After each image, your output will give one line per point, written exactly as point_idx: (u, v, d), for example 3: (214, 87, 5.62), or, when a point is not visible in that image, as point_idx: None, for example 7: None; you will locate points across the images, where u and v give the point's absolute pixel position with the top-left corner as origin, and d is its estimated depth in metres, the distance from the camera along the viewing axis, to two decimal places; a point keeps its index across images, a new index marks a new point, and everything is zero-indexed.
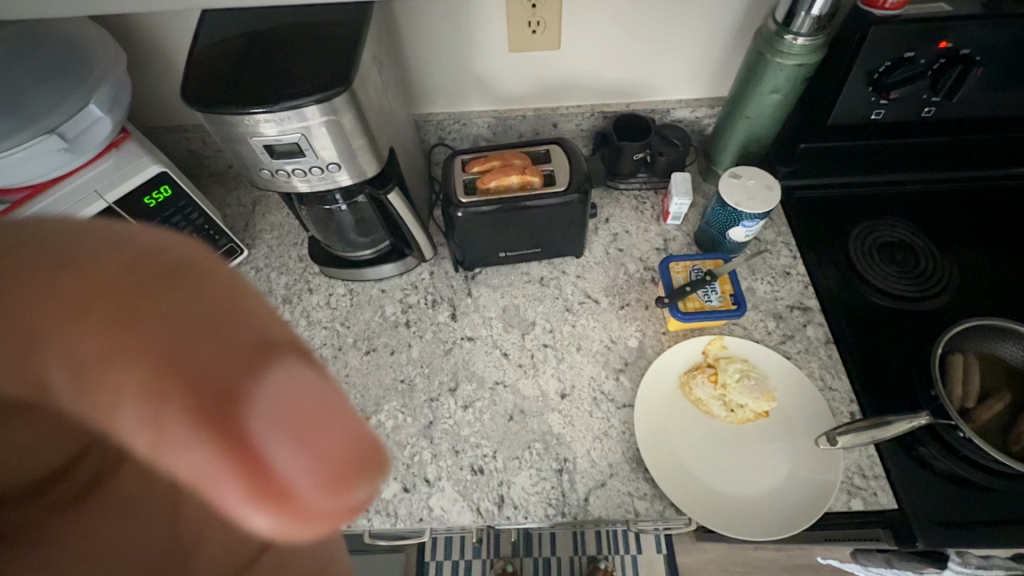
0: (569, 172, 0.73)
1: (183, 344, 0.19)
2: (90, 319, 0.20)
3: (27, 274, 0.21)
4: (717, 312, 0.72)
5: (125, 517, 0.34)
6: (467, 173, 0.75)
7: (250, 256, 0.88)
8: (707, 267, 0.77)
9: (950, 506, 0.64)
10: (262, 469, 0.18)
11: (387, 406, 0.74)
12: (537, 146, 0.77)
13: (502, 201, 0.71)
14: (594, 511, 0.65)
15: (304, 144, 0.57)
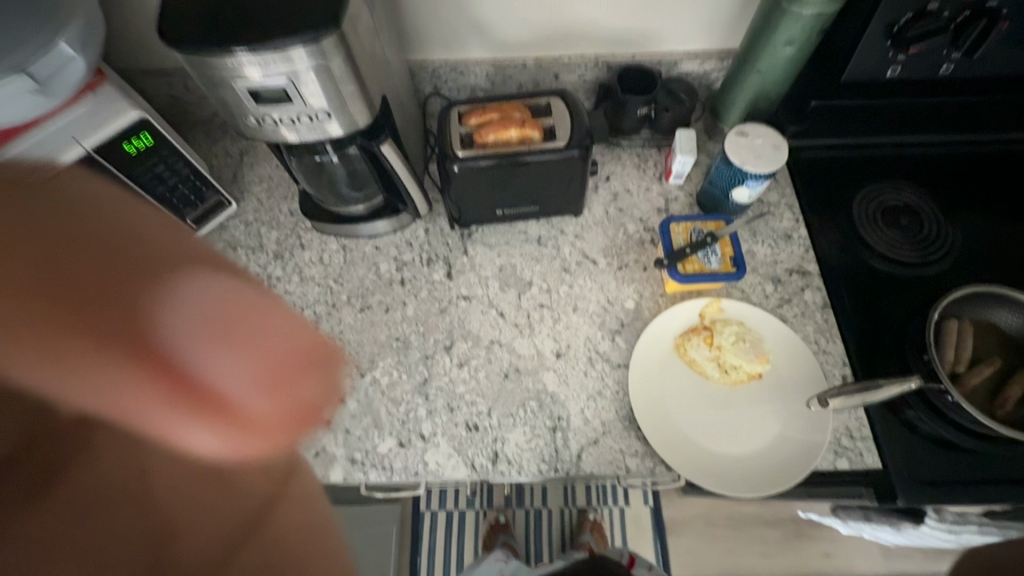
0: (570, 126, 0.70)
1: (135, 310, 0.36)
2: (83, 311, 0.35)
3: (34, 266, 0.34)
4: (716, 274, 0.71)
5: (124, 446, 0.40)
6: (463, 126, 0.72)
7: (239, 208, 0.85)
8: (708, 228, 0.75)
9: (933, 467, 0.66)
10: (204, 387, 0.36)
11: (382, 363, 0.74)
12: (537, 98, 0.74)
13: (500, 156, 0.68)
14: (586, 467, 0.67)
15: (291, 91, 0.54)
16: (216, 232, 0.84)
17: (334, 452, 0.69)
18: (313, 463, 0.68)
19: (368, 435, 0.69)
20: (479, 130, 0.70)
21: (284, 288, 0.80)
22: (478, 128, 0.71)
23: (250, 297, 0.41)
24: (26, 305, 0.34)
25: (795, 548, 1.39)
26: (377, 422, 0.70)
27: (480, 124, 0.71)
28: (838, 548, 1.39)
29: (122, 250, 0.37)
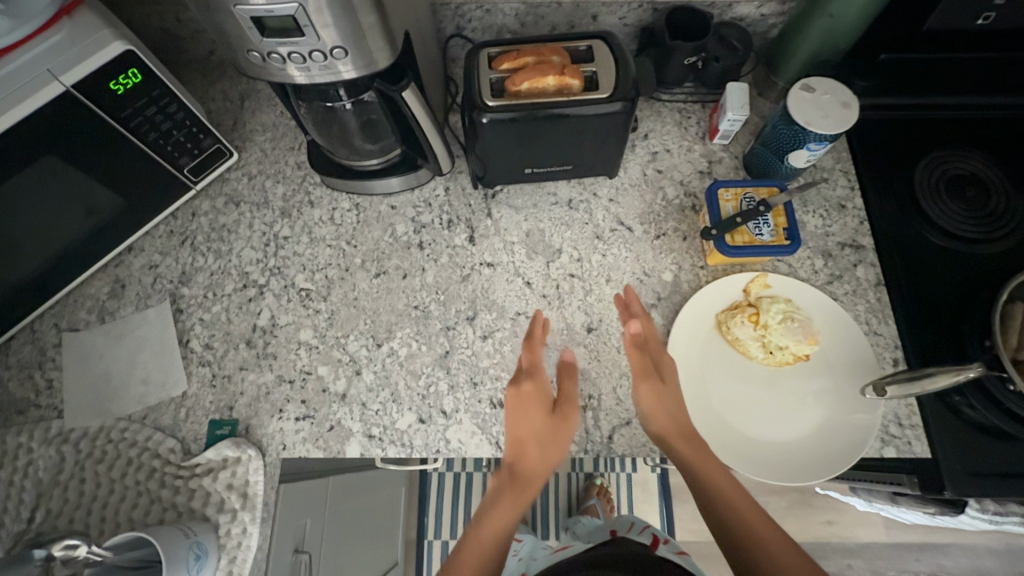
0: (614, 75, 0.62)
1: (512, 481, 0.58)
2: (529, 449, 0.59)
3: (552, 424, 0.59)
4: (768, 247, 0.65)
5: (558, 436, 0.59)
6: (494, 71, 0.63)
7: (242, 159, 0.78)
8: (760, 195, 0.67)
9: (987, 458, 0.62)
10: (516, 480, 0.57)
11: (400, 332, 0.69)
12: (577, 40, 0.65)
13: (536, 108, 0.60)
14: (618, 449, 0.63)
15: (303, 20, 0.45)
16: (216, 184, 0.77)
17: (350, 427, 0.65)
18: (327, 438, 0.64)
19: (386, 410, 0.65)
20: (513, 76, 0.62)
21: (293, 250, 0.73)
22: (511, 74, 0.62)
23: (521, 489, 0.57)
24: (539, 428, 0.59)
25: (798, 517, 1.40)
26: (395, 396, 0.66)
27: (513, 70, 0.63)
28: (841, 518, 1.40)
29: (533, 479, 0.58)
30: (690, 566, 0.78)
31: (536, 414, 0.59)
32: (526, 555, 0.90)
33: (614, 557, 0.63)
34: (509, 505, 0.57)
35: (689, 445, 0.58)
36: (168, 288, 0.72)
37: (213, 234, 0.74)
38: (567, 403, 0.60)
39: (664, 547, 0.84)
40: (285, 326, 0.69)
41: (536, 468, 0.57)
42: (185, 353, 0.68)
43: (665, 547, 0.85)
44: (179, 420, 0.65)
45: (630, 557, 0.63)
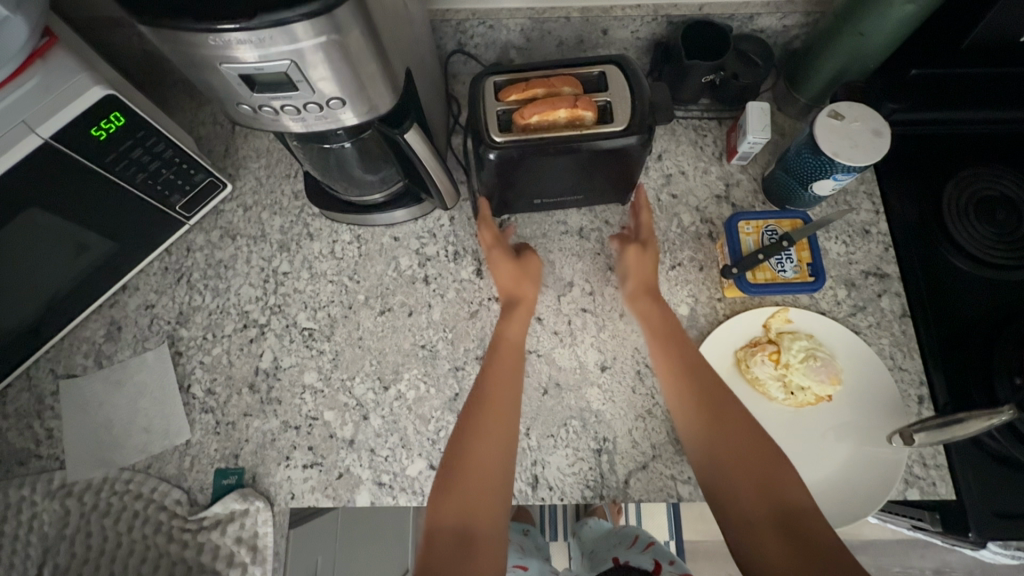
0: (629, 106, 0.58)
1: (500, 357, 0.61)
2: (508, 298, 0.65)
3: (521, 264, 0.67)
4: (791, 284, 0.64)
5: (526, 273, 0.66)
6: (502, 102, 0.59)
7: (236, 189, 0.75)
8: (783, 228, 0.66)
9: (1015, 497, 0.60)
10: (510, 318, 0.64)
11: (407, 374, 0.67)
12: (590, 65, 0.61)
13: (546, 143, 0.57)
14: (634, 494, 0.62)
15: (296, 75, 0.42)
16: (210, 217, 0.73)
17: (359, 474, 0.63)
18: (336, 486, 0.63)
19: (396, 456, 0.64)
20: (521, 108, 0.58)
21: (293, 286, 0.71)
22: (520, 106, 0.58)
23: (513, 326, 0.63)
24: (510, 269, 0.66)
25: None
26: (404, 441, 0.64)
27: (521, 101, 0.59)
28: None
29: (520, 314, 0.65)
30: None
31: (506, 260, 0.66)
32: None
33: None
34: (516, 325, 0.64)
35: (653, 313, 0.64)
36: (166, 330, 0.69)
37: (209, 271, 0.72)
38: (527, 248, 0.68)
39: (667, 569, 0.81)
40: (289, 368, 0.67)
41: (526, 295, 0.65)
42: (186, 399, 0.67)
43: (669, 568, 0.82)
44: (184, 469, 0.64)
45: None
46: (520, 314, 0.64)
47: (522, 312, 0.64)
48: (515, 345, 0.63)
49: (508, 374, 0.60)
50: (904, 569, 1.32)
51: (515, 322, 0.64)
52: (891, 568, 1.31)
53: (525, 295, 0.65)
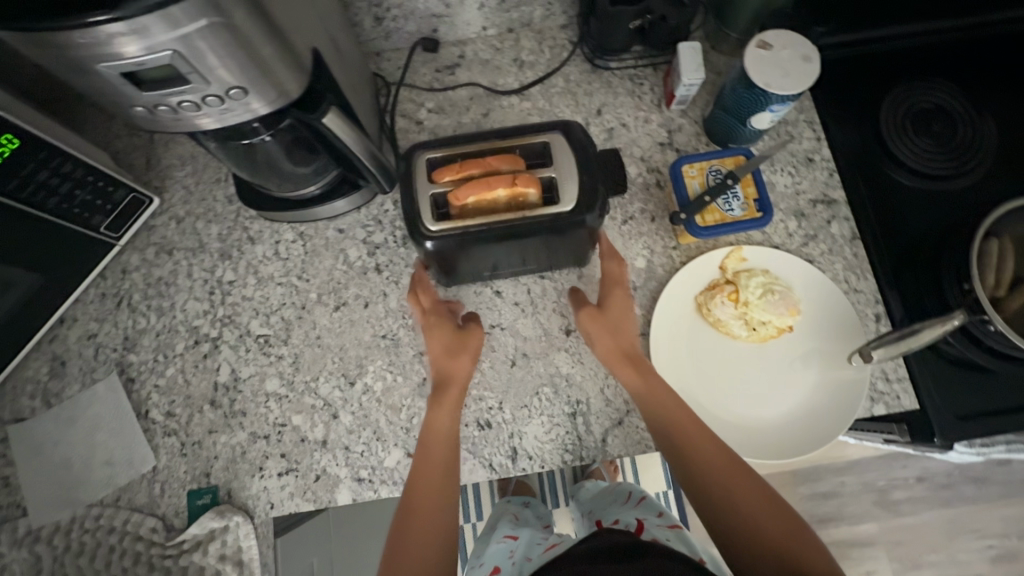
0: (575, 180, 0.53)
1: (445, 406, 0.58)
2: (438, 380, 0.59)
3: (457, 341, 0.60)
4: (741, 222, 0.64)
5: (461, 352, 0.59)
6: (436, 184, 0.54)
7: (165, 202, 0.71)
8: (727, 166, 0.65)
9: (968, 397, 0.63)
10: (437, 399, 0.58)
11: (372, 366, 0.65)
12: (531, 135, 0.55)
13: (486, 228, 0.52)
14: (613, 451, 0.62)
15: (184, 67, 0.39)
16: (142, 235, 0.70)
17: (336, 473, 0.62)
18: (315, 488, 0.62)
19: (372, 449, 0.63)
20: (456, 189, 0.53)
21: (241, 294, 0.68)
22: (456, 187, 0.53)
23: (445, 411, 0.57)
24: (441, 351, 0.59)
25: None
26: (378, 434, 0.63)
27: (457, 183, 0.53)
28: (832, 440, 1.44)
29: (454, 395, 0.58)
30: (679, 543, 0.79)
31: (438, 337, 0.60)
32: (523, 554, 0.90)
33: (609, 554, 0.65)
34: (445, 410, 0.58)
35: (633, 371, 0.58)
36: (114, 358, 0.66)
37: (150, 290, 0.68)
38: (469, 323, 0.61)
39: (653, 526, 0.83)
40: (249, 378, 0.65)
41: (454, 378, 0.58)
42: (146, 425, 0.64)
43: (654, 524, 0.84)
44: (155, 496, 0.62)
45: (624, 552, 0.65)
46: (450, 398, 0.58)
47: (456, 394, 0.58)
48: (450, 439, 0.56)
49: (447, 422, 0.57)
50: (889, 481, 1.37)
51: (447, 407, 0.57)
52: (877, 483, 1.37)
53: (454, 380, 0.58)
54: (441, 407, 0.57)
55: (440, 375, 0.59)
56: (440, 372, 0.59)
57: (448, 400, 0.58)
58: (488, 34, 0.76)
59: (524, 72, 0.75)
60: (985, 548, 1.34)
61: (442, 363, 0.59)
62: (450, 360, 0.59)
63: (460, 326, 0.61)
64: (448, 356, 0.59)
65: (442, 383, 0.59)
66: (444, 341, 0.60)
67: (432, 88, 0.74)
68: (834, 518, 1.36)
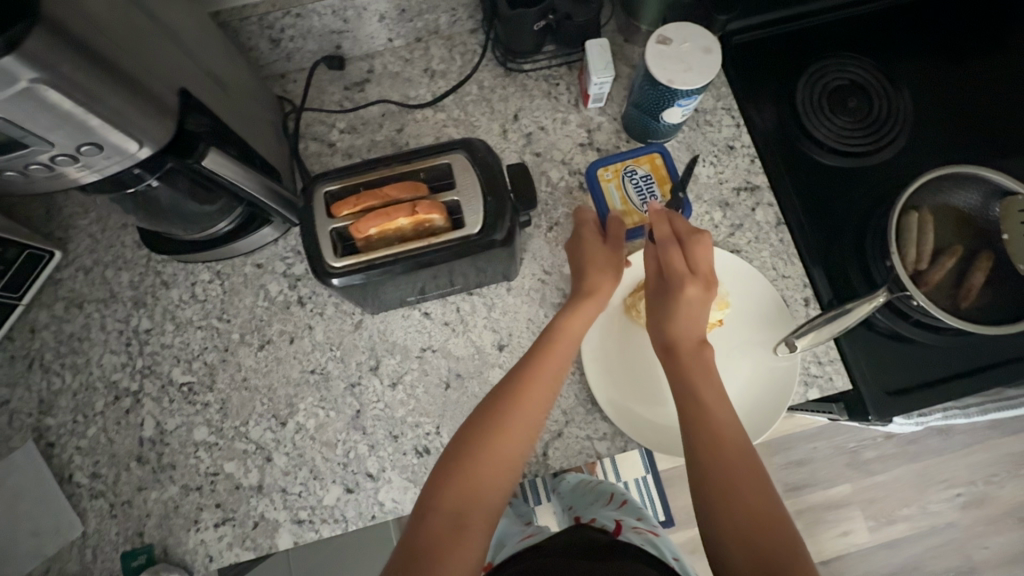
0: (480, 202, 0.51)
1: (581, 306, 0.59)
2: (582, 281, 0.60)
3: (609, 253, 0.61)
4: None
5: (606, 263, 0.61)
6: (336, 219, 0.51)
7: (70, 253, 0.68)
8: (641, 165, 0.67)
9: (900, 372, 0.64)
10: (586, 299, 0.59)
11: (303, 404, 0.63)
12: (432, 157, 0.53)
13: (393, 258, 0.50)
14: (555, 464, 0.61)
15: (17, 130, 0.37)
16: (49, 290, 0.66)
17: (275, 518, 0.60)
18: (254, 536, 0.60)
19: (309, 489, 0.61)
20: (357, 222, 0.50)
21: (159, 342, 0.65)
22: (357, 220, 0.51)
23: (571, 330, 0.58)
24: (593, 260, 0.61)
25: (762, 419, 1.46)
26: (315, 472, 0.61)
27: (357, 216, 0.51)
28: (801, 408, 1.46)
29: (591, 295, 0.59)
30: (652, 547, 0.79)
31: (591, 248, 0.62)
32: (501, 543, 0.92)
33: (558, 551, 0.64)
34: (581, 317, 0.59)
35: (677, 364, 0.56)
36: (30, 423, 0.63)
37: (62, 347, 0.65)
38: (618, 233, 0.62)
39: (629, 528, 0.84)
40: (176, 429, 0.63)
41: (598, 289, 0.60)
42: (70, 490, 0.61)
43: (630, 527, 0.84)
44: (88, 562, 0.60)
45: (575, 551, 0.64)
46: (587, 306, 0.59)
47: (593, 304, 0.59)
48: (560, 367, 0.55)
49: (569, 341, 0.57)
50: (859, 443, 1.40)
51: (578, 315, 0.59)
52: (847, 445, 1.40)
53: (600, 289, 0.60)
54: (581, 309, 0.59)
55: (585, 285, 0.60)
56: (585, 274, 0.61)
57: (586, 303, 0.59)
58: (395, 45, 0.74)
59: (436, 82, 0.73)
60: (955, 496, 1.38)
61: (592, 268, 0.61)
62: (600, 265, 0.61)
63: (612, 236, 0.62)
64: (603, 269, 0.61)
65: (586, 290, 0.60)
66: (596, 257, 0.61)
67: (342, 107, 0.72)
68: (809, 485, 1.39)
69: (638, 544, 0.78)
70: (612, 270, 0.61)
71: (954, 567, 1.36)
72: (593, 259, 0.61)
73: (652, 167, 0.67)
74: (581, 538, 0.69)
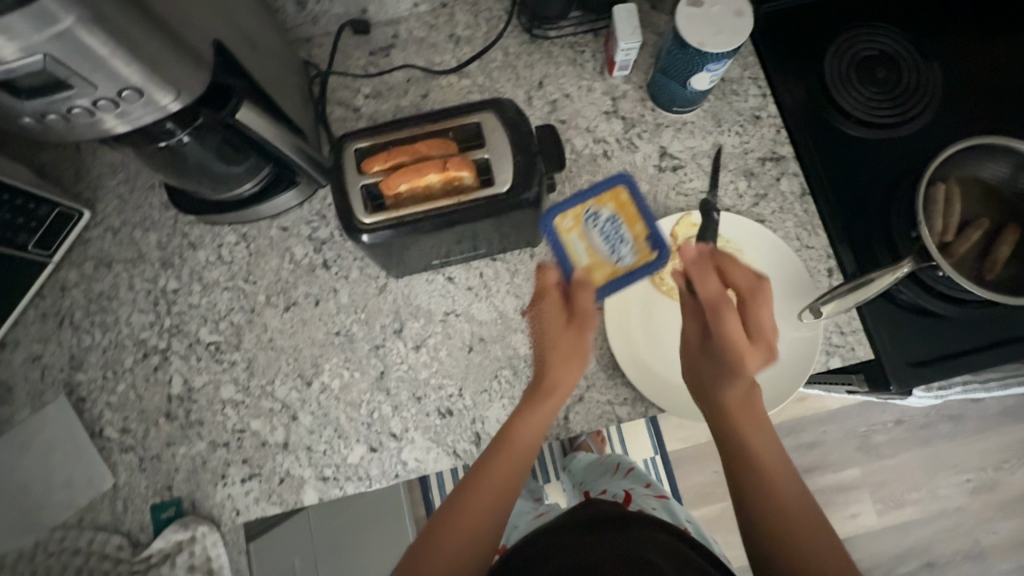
0: (510, 162, 0.51)
1: (539, 396, 0.56)
2: (546, 364, 0.57)
3: (574, 334, 0.57)
4: (635, 269, 0.61)
5: (575, 342, 0.57)
6: (367, 175, 0.52)
7: (99, 213, 0.69)
8: (604, 208, 0.62)
9: (922, 344, 0.64)
10: (545, 388, 0.56)
11: (328, 364, 0.64)
12: (462, 116, 0.53)
13: (422, 215, 0.51)
14: (576, 427, 0.62)
15: (61, 71, 0.37)
16: (78, 249, 0.67)
17: (300, 475, 0.61)
18: (280, 491, 0.61)
19: (334, 447, 0.62)
20: (388, 178, 0.51)
21: (187, 302, 0.66)
22: (387, 177, 0.51)
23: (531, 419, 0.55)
24: (559, 340, 0.57)
25: None
26: (339, 432, 0.62)
27: (388, 172, 0.51)
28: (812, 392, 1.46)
29: (548, 386, 0.56)
30: (665, 512, 0.82)
31: (556, 325, 0.57)
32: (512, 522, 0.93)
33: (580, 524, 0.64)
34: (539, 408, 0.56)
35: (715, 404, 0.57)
36: (62, 378, 0.65)
37: (92, 306, 0.66)
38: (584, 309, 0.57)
39: (640, 496, 0.86)
40: (203, 387, 0.64)
41: (559, 378, 0.56)
42: (101, 443, 0.63)
43: (641, 494, 0.87)
44: (119, 513, 0.61)
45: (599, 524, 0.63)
46: (545, 398, 0.56)
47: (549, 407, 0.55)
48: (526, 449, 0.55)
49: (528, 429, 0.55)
50: (870, 427, 1.41)
51: (530, 422, 0.55)
52: (858, 429, 1.40)
53: (562, 372, 0.56)
54: (541, 396, 0.56)
55: (549, 371, 0.56)
56: (551, 354, 0.57)
57: (545, 394, 0.56)
58: (420, 11, 0.73)
59: (461, 48, 0.72)
60: (964, 481, 1.39)
61: (557, 349, 0.57)
62: (564, 347, 0.57)
63: (577, 311, 0.58)
64: (565, 355, 0.57)
65: (548, 379, 0.56)
66: (562, 335, 0.57)
67: (367, 72, 0.72)
68: (818, 468, 1.39)
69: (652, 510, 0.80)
70: (578, 350, 0.57)
71: (962, 551, 1.37)
72: (558, 345, 0.57)
73: (617, 203, 0.63)
74: (603, 505, 0.71)
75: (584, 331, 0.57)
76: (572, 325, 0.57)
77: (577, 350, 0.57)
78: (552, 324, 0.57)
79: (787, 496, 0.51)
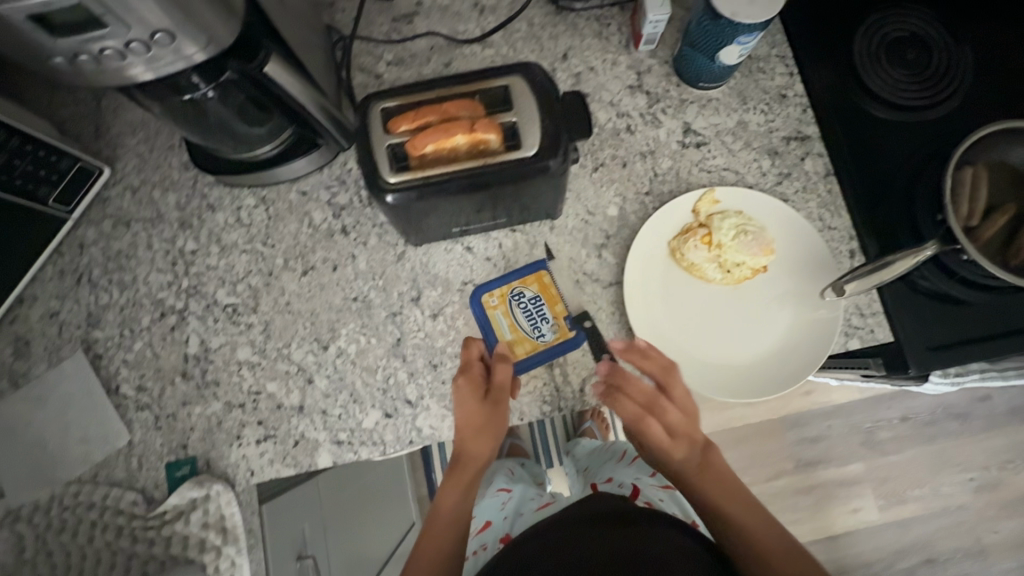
0: (537, 125, 0.51)
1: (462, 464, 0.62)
2: (464, 438, 0.60)
3: (485, 415, 0.59)
4: (552, 348, 0.62)
5: (483, 425, 0.59)
6: (393, 134, 0.51)
7: (118, 171, 0.68)
8: (528, 288, 0.63)
9: (944, 329, 0.64)
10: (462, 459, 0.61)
11: (344, 329, 0.64)
12: (489, 79, 0.53)
13: (448, 176, 0.50)
14: (592, 399, 0.62)
15: (96, 7, 0.36)
16: (96, 207, 0.67)
17: (315, 438, 0.62)
18: (295, 453, 0.61)
19: (350, 412, 0.62)
20: (414, 138, 0.50)
21: (205, 264, 0.66)
22: (414, 137, 0.51)
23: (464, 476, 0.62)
24: (473, 421, 0.59)
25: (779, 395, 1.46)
26: (355, 396, 0.62)
27: (414, 132, 0.51)
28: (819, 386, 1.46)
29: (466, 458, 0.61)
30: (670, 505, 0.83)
31: (467, 406, 0.59)
32: (516, 508, 0.92)
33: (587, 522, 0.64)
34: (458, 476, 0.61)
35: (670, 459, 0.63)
36: (79, 335, 0.65)
37: (110, 264, 0.66)
38: (499, 390, 0.59)
39: (646, 486, 0.86)
40: (220, 348, 0.64)
41: (474, 451, 0.61)
42: (118, 400, 0.63)
43: (647, 485, 0.87)
44: (133, 470, 0.62)
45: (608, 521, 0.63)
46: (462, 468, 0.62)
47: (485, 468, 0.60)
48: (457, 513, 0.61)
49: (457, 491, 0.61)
50: (875, 422, 1.40)
51: (451, 492, 0.62)
52: (863, 424, 1.40)
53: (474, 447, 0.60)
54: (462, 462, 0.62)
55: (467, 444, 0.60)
56: (465, 431, 0.60)
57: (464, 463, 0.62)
58: None
59: (485, 17, 0.72)
60: (967, 480, 1.39)
61: (470, 426, 0.59)
62: (474, 428, 0.60)
63: (491, 393, 0.59)
64: (477, 431, 0.60)
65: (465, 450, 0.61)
66: (472, 415, 0.59)
67: (390, 39, 0.71)
68: (822, 461, 1.39)
69: (658, 505, 0.81)
70: (489, 430, 0.60)
71: (962, 548, 1.37)
72: (468, 421, 0.59)
73: (540, 285, 0.63)
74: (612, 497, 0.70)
75: (497, 413, 0.59)
76: (490, 404, 0.59)
77: (488, 429, 0.60)
78: (463, 406, 0.59)
79: (756, 529, 0.58)
